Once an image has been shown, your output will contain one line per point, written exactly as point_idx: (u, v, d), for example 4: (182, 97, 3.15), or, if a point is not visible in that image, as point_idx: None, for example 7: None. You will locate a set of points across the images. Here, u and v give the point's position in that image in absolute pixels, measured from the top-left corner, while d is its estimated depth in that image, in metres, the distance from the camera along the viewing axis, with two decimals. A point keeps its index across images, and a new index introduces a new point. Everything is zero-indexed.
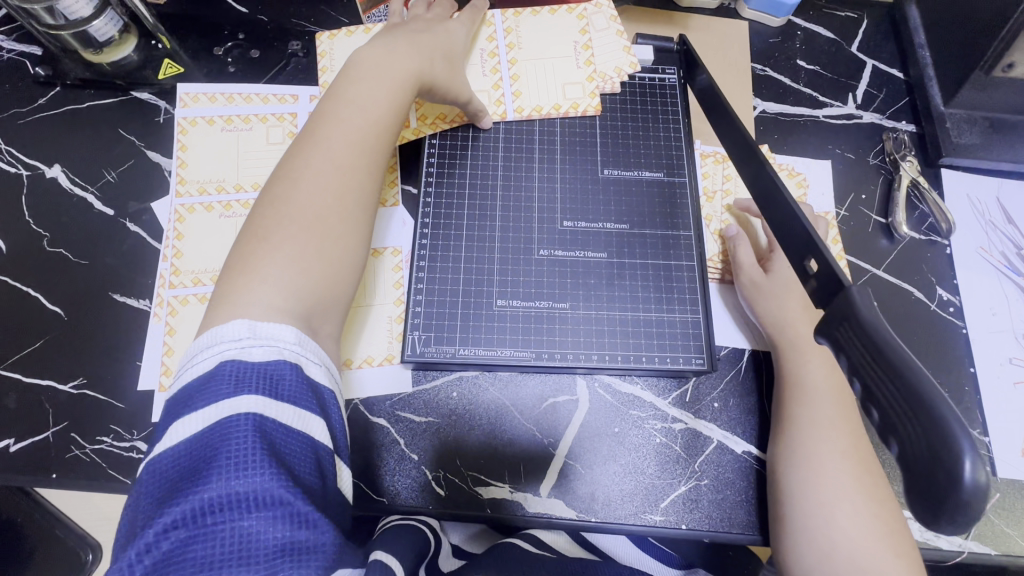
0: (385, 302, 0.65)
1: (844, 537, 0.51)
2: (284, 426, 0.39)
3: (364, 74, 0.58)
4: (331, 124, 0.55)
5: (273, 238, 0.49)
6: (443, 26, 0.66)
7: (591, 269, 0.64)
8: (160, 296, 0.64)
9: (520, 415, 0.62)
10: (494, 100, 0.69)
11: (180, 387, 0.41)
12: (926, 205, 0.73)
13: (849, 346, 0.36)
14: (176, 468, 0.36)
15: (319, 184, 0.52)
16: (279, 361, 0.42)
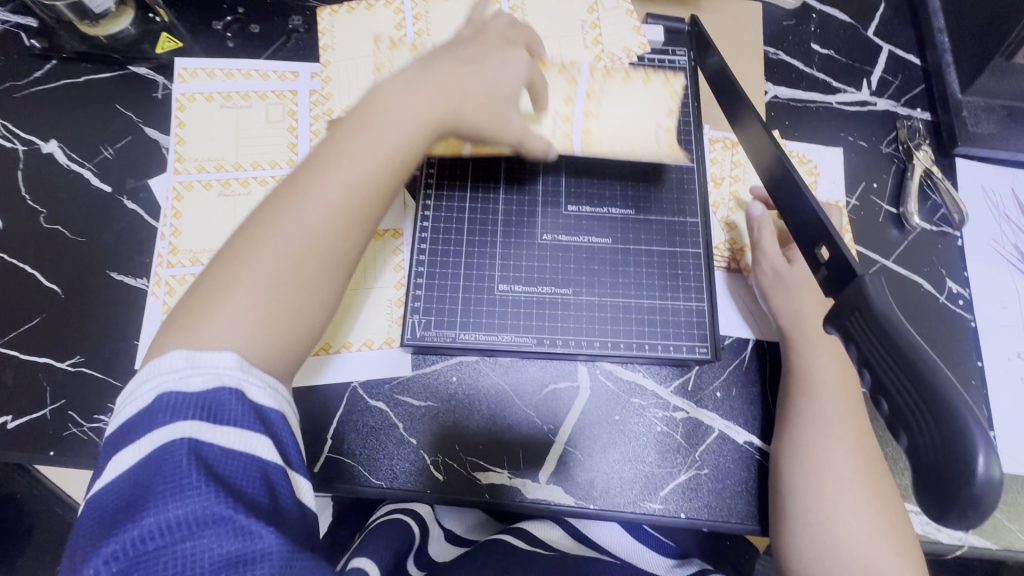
0: (385, 285, 0.64)
1: (844, 533, 0.51)
2: (223, 448, 0.37)
3: (374, 122, 0.50)
4: (317, 175, 0.47)
5: (230, 286, 0.43)
6: (499, 58, 0.57)
7: (595, 254, 0.63)
8: (158, 275, 0.63)
9: (522, 402, 0.61)
10: (561, 128, 0.64)
11: (117, 422, 0.38)
12: (939, 195, 0.71)
13: (859, 338, 0.35)
14: (117, 499, 0.35)
15: (283, 244, 0.45)
16: (218, 388, 0.39)
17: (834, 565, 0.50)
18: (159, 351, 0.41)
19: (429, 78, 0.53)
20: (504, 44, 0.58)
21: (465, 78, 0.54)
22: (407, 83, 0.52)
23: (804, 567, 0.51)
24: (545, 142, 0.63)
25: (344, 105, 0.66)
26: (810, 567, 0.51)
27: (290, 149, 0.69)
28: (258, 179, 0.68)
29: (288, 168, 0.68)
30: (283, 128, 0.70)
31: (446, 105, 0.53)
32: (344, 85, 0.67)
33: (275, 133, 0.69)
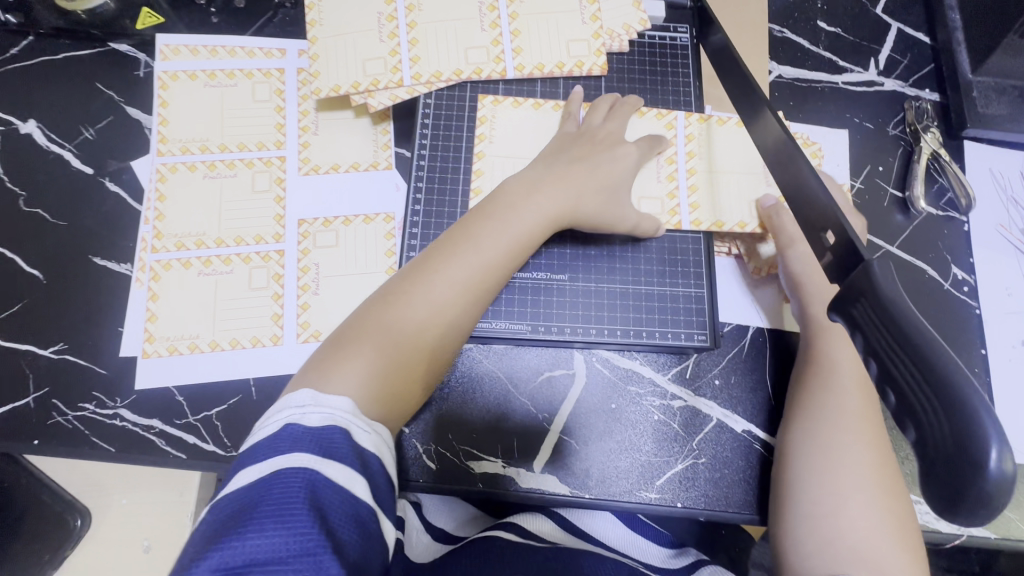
0: (376, 270, 0.62)
1: (850, 526, 0.49)
2: (329, 483, 0.38)
3: (494, 217, 0.55)
4: (447, 254, 0.52)
5: (361, 342, 0.48)
6: (613, 152, 0.60)
7: (593, 239, 0.61)
8: (142, 260, 0.62)
9: (517, 391, 0.60)
10: (668, 209, 0.62)
11: (248, 444, 0.41)
12: (946, 178, 0.69)
13: (867, 328, 0.33)
14: (228, 513, 0.37)
15: (409, 311, 0.50)
16: (333, 426, 0.41)
17: (835, 558, 0.48)
18: (297, 386, 0.45)
19: (548, 180, 0.58)
20: (613, 143, 0.61)
21: (583, 167, 0.59)
22: (531, 186, 0.57)
23: (802, 560, 0.50)
24: (650, 203, 0.62)
25: (333, 84, 0.64)
26: (808, 560, 0.50)
27: (278, 130, 0.67)
28: (245, 161, 0.66)
29: (276, 150, 0.66)
30: (270, 107, 0.67)
31: (569, 195, 0.57)
32: (333, 62, 0.64)
33: (262, 112, 0.67)
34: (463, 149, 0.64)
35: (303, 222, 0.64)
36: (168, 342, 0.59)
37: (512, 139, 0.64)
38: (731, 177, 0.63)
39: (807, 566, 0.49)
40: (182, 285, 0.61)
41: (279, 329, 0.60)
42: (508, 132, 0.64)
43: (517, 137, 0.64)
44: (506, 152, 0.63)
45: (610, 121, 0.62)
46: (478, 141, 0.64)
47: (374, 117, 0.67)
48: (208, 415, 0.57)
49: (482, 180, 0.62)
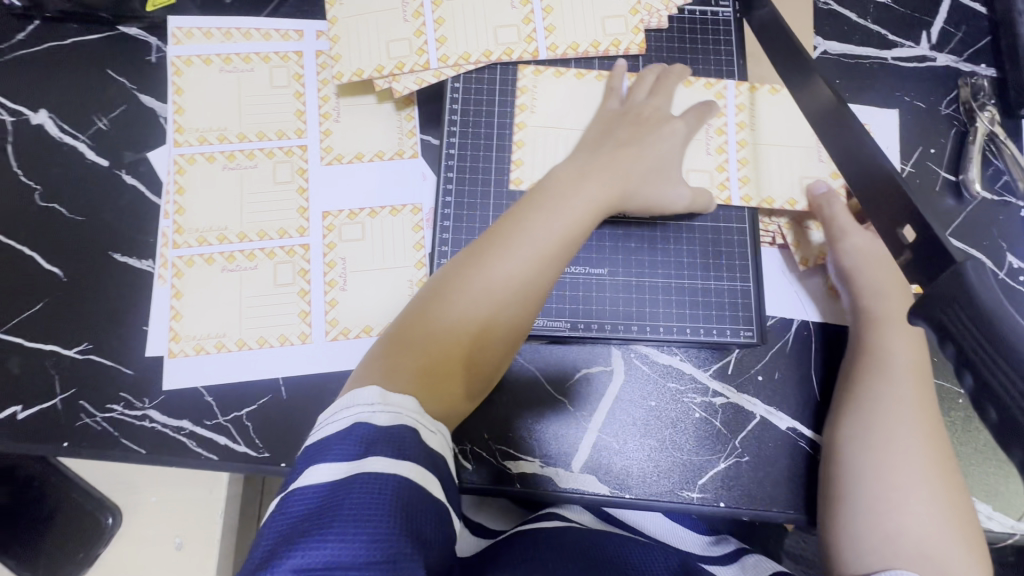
0: (405, 264, 0.60)
1: (912, 524, 0.47)
2: (405, 484, 0.38)
3: (549, 206, 0.51)
4: (501, 248, 0.50)
5: (422, 336, 0.48)
6: (654, 130, 0.57)
7: (632, 231, 0.59)
8: (164, 256, 0.60)
9: (553, 389, 0.58)
10: (717, 182, 0.60)
11: (316, 438, 0.41)
12: (1002, 160, 0.65)
13: (960, 336, 0.30)
14: (305, 510, 0.37)
15: (467, 307, 0.49)
16: (402, 427, 0.41)
17: (895, 556, 0.47)
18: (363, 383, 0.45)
19: (598, 163, 0.54)
20: (657, 120, 0.58)
21: (631, 149, 0.55)
22: (580, 172, 0.53)
23: (859, 558, 0.48)
24: (699, 175, 0.60)
25: (355, 68, 0.61)
26: (866, 557, 0.48)
27: (298, 117, 0.64)
28: (265, 150, 0.63)
29: (297, 139, 0.63)
30: (289, 93, 0.64)
31: (619, 177, 0.53)
32: (355, 44, 0.61)
33: (281, 99, 0.64)
34: (505, 120, 0.61)
35: (327, 214, 0.62)
36: (194, 341, 0.58)
37: (557, 110, 0.61)
38: (784, 149, 0.61)
39: (865, 565, 0.47)
40: (205, 281, 0.59)
41: (308, 327, 0.58)
42: (552, 103, 0.61)
43: (562, 108, 0.61)
44: (550, 123, 0.60)
45: (655, 96, 0.59)
46: (519, 114, 0.61)
47: (397, 103, 0.64)
48: (239, 415, 0.56)
49: (523, 153, 0.60)
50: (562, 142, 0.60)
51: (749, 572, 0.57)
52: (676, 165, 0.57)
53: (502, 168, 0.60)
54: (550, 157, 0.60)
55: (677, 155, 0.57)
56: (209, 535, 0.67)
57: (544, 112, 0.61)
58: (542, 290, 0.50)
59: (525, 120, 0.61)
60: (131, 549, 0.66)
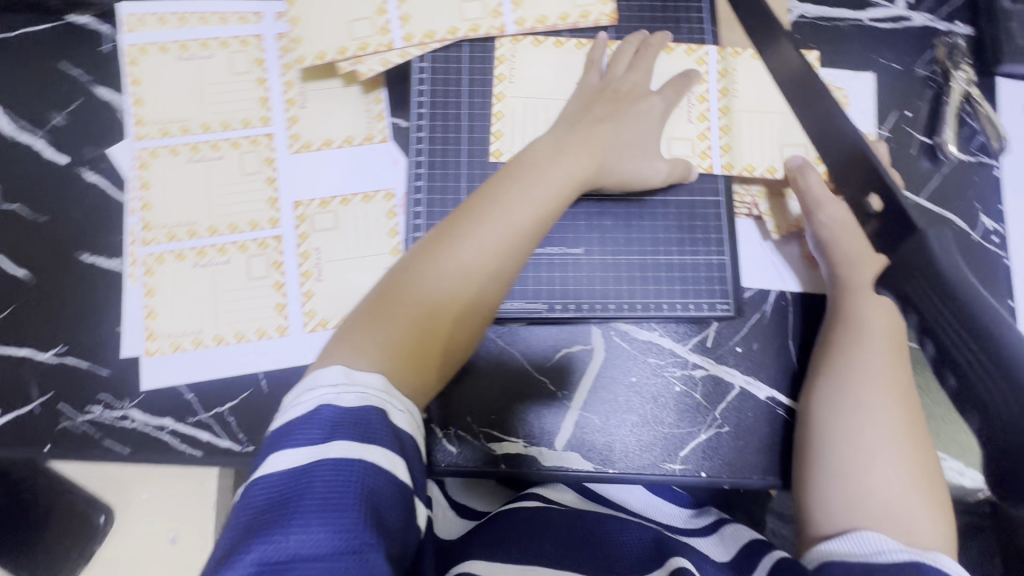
0: (380, 251, 0.59)
1: (879, 486, 0.49)
2: (369, 469, 0.38)
3: (525, 180, 0.51)
4: (473, 223, 0.49)
5: (389, 309, 0.47)
6: (616, 104, 0.57)
7: (607, 209, 0.58)
8: (133, 254, 0.59)
9: (534, 367, 0.59)
10: (698, 151, 0.60)
11: (282, 420, 0.41)
12: (977, 121, 0.65)
13: (922, 304, 0.30)
14: (272, 496, 0.38)
15: (438, 279, 0.48)
16: (367, 407, 0.41)
17: (863, 516, 0.48)
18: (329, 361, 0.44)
19: (573, 139, 0.54)
20: (634, 97, 0.58)
21: (608, 126, 0.55)
22: (555, 147, 0.53)
23: (830, 519, 0.50)
24: (681, 145, 0.60)
25: (317, 50, 0.59)
26: (834, 518, 0.49)
27: (262, 104, 0.62)
28: (230, 141, 0.61)
29: (262, 127, 0.62)
30: (252, 80, 0.62)
31: (597, 156, 0.54)
32: (314, 25, 0.59)
33: (244, 86, 0.62)
34: (481, 94, 0.60)
35: (299, 204, 0.60)
36: (171, 339, 0.57)
37: (536, 82, 0.60)
38: (762, 116, 0.61)
39: (835, 525, 0.49)
40: (177, 277, 0.58)
41: (285, 320, 0.58)
42: (530, 75, 0.60)
43: (541, 80, 0.60)
44: (529, 95, 0.59)
45: (634, 71, 0.59)
46: (497, 84, 0.59)
47: (365, 86, 0.62)
48: (221, 411, 0.56)
49: (503, 125, 0.59)
50: (544, 116, 0.59)
51: (727, 543, 0.58)
52: (649, 142, 0.57)
53: (481, 144, 0.59)
54: (529, 130, 0.59)
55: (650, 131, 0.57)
56: (202, 529, 0.68)
57: (522, 83, 0.60)
58: (512, 268, 0.50)
59: (503, 92, 0.59)
60: (127, 544, 0.67)
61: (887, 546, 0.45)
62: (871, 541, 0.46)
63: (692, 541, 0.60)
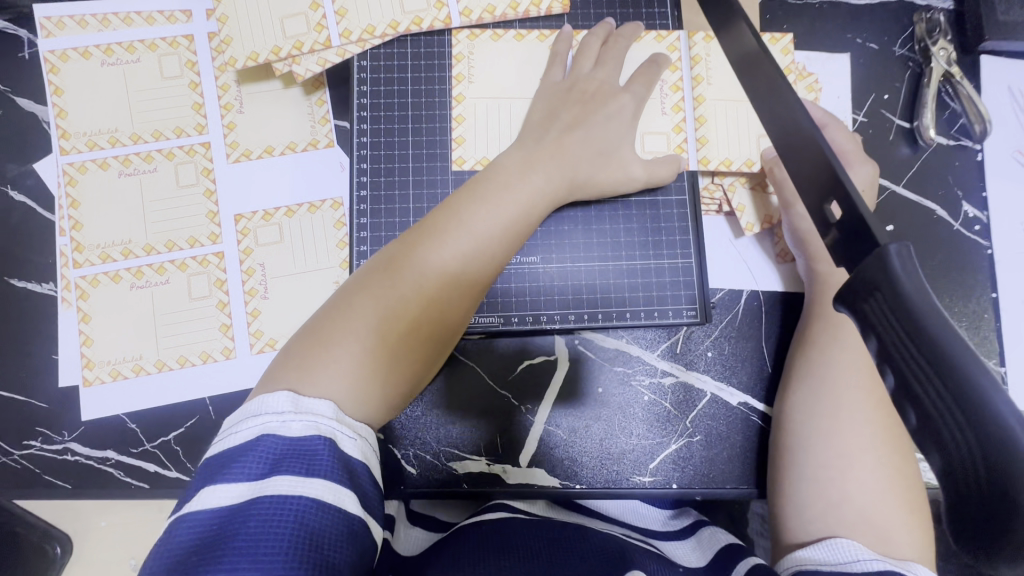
0: (329, 265, 0.56)
1: (857, 490, 0.45)
2: (316, 513, 0.32)
3: (490, 196, 0.48)
4: (437, 235, 0.45)
5: (345, 325, 0.41)
6: (572, 102, 0.54)
7: (565, 215, 0.56)
8: (66, 278, 0.55)
9: (496, 382, 0.56)
10: (674, 145, 0.57)
11: (217, 450, 0.35)
12: (958, 102, 0.61)
13: (881, 328, 0.26)
14: (194, 540, 0.31)
15: (401, 292, 0.43)
16: (317, 437, 0.35)
17: (838, 523, 0.44)
18: (267, 390, 0.38)
19: (542, 154, 0.51)
20: (603, 98, 0.54)
21: (576, 136, 0.52)
22: (524, 163, 0.50)
23: (805, 526, 0.46)
24: (655, 139, 0.57)
25: (248, 51, 0.55)
26: (809, 525, 0.46)
27: (196, 111, 0.58)
28: (163, 151, 0.57)
29: (198, 136, 0.58)
30: (184, 84, 0.58)
31: (566, 169, 0.51)
32: (244, 23, 0.54)
33: (175, 91, 0.58)
34: (438, 97, 0.56)
35: (240, 217, 0.57)
36: (110, 366, 0.54)
37: (496, 80, 0.56)
38: (734, 105, 0.57)
39: (809, 532, 0.45)
40: (113, 301, 0.55)
41: (230, 341, 0.55)
42: (489, 72, 0.56)
43: (500, 77, 0.56)
44: (490, 95, 0.56)
45: (601, 67, 0.55)
46: (456, 85, 0.56)
47: (305, 87, 0.58)
48: (166, 440, 0.53)
49: (464, 128, 0.56)
50: (503, 115, 0.56)
51: (704, 546, 0.52)
52: (607, 138, 0.53)
53: (442, 149, 0.56)
54: (491, 133, 0.55)
55: (608, 128, 0.54)
56: None
57: (481, 82, 0.56)
58: (501, 260, 0.47)
59: (463, 92, 0.56)
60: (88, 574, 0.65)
61: (864, 555, 0.41)
62: (847, 550, 0.42)
63: (667, 546, 0.53)
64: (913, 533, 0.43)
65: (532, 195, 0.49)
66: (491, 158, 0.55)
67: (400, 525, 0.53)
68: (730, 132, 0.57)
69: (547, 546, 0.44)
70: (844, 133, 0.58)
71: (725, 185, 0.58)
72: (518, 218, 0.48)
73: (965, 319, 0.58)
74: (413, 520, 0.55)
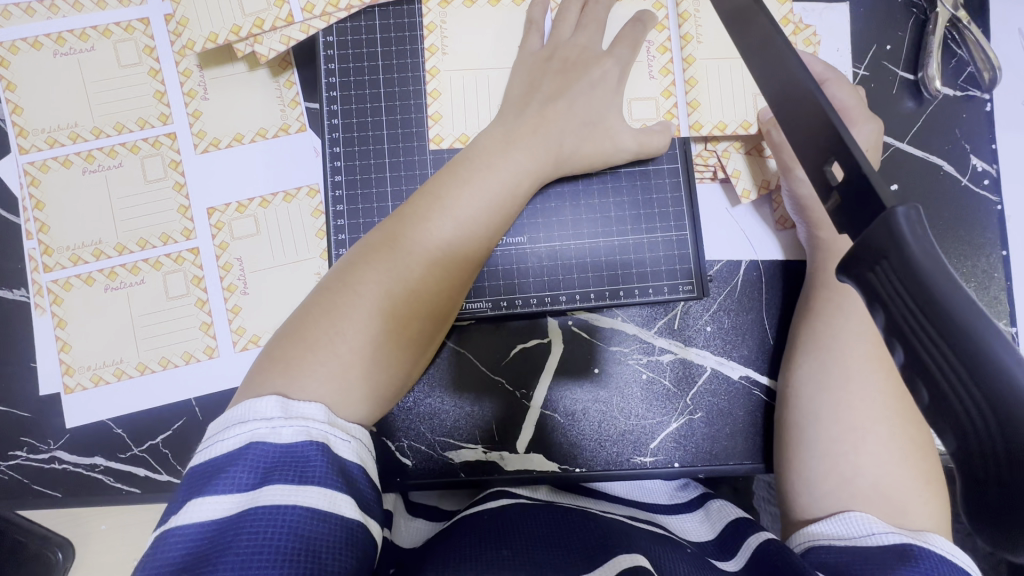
0: (309, 255, 0.54)
1: (869, 463, 0.43)
2: (312, 522, 0.31)
3: (472, 177, 0.45)
4: (416, 223, 0.43)
5: (325, 326, 0.38)
6: (553, 71, 0.51)
7: (552, 191, 0.53)
8: (37, 283, 0.53)
9: (489, 368, 0.54)
10: (664, 111, 0.54)
11: (203, 459, 0.33)
12: (966, 50, 0.58)
13: (891, 300, 0.23)
14: (181, 556, 0.29)
15: (382, 287, 0.40)
16: (308, 443, 0.33)
17: (851, 498, 0.43)
18: (249, 395, 0.36)
19: (524, 129, 0.48)
20: (585, 64, 0.51)
21: (560, 107, 0.49)
22: (507, 140, 0.47)
23: (816, 501, 0.44)
24: (643, 105, 0.53)
25: (207, 32, 0.51)
26: (820, 500, 0.44)
27: (159, 100, 0.55)
28: (128, 145, 0.54)
29: (162, 126, 0.55)
30: (143, 71, 0.55)
31: (552, 147, 0.48)
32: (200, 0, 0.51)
33: (134, 80, 0.55)
34: (411, 72, 0.53)
35: (213, 210, 0.54)
36: (90, 371, 0.52)
37: (472, 50, 0.53)
38: (727, 64, 0.54)
39: (821, 507, 0.44)
40: (88, 304, 0.53)
41: (212, 340, 0.53)
42: (464, 43, 0.53)
43: (476, 48, 0.53)
44: (465, 67, 0.53)
45: (582, 32, 0.52)
46: (429, 58, 0.53)
47: (272, 67, 0.54)
48: (154, 444, 0.52)
49: (440, 105, 0.52)
50: (481, 88, 0.52)
51: (712, 519, 0.49)
52: (593, 108, 0.50)
53: (418, 128, 0.53)
54: (469, 108, 0.52)
55: (593, 98, 0.51)
56: None
57: (456, 53, 0.53)
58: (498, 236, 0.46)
59: (437, 65, 0.53)
60: None
61: (879, 528, 0.40)
62: (860, 523, 0.41)
63: (675, 522, 0.51)
64: (928, 504, 0.42)
65: (516, 173, 0.46)
66: (470, 136, 0.52)
67: (399, 517, 0.51)
68: (722, 93, 0.54)
69: (552, 533, 0.42)
70: (845, 89, 0.55)
71: (719, 151, 0.55)
72: (503, 198, 0.45)
73: (974, 280, 0.56)
74: (413, 511, 0.53)
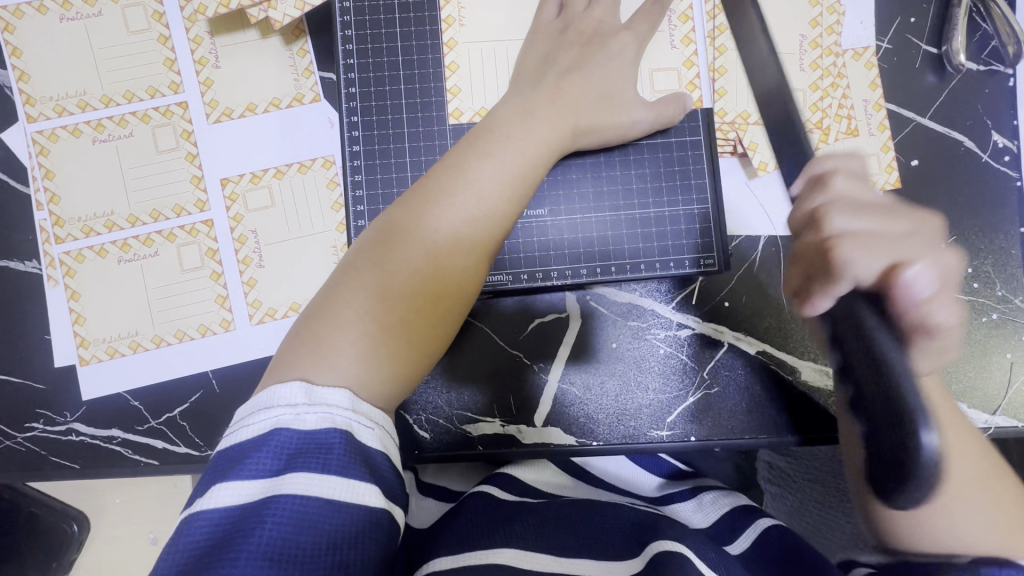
0: (326, 228, 0.53)
1: None
2: (334, 516, 0.31)
3: (492, 147, 0.44)
4: (436, 199, 0.42)
5: (354, 296, 0.38)
6: (572, 40, 0.49)
7: (572, 164, 0.53)
8: (49, 255, 0.53)
9: (506, 342, 0.54)
10: (686, 82, 0.53)
11: (226, 443, 0.33)
12: (991, 23, 0.57)
13: (870, 392, 0.33)
14: (208, 540, 0.30)
15: (407, 257, 0.40)
16: (332, 430, 0.33)
17: None
18: (273, 374, 0.36)
19: (541, 100, 0.47)
20: (606, 33, 0.50)
21: (579, 76, 0.48)
22: (526, 112, 0.47)
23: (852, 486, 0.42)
24: (665, 76, 0.53)
25: None
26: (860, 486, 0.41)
27: (169, 68, 0.53)
28: (138, 114, 0.53)
29: (173, 95, 0.53)
30: (152, 38, 0.53)
31: (570, 119, 0.47)
32: None
33: (143, 46, 0.53)
34: (429, 40, 0.52)
35: (227, 181, 0.53)
36: (106, 344, 0.52)
37: (490, 21, 0.52)
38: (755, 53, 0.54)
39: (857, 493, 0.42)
40: (102, 277, 0.52)
41: (228, 313, 0.53)
42: (482, 12, 0.52)
43: (495, 18, 0.52)
44: (484, 37, 0.52)
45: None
46: (446, 30, 0.52)
47: (285, 35, 0.53)
48: (171, 416, 0.52)
49: (459, 78, 0.52)
50: (500, 58, 0.52)
51: (707, 509, 0.49)
52: (609, 79, 0.49)
53: (437, 99, 0.52)
54: (488, 78, 0.52)
55: (612, 67, 0.49)
56: None
57: (474, 24, 0.52)
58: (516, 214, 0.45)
59: (454, 38, 0.52)
60: (108, 550, 0.65)
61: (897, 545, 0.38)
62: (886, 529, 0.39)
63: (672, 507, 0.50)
64: None
65: (533, 144, 0.46)
66: (489, 108, 0.51)
67: (413, 498, 0.51)
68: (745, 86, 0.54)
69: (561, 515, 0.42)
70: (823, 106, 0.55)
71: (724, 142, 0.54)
72: (521, 168, 0.45)
73: (990, 256, 0.56)
74: (426, 490, 0.53)
